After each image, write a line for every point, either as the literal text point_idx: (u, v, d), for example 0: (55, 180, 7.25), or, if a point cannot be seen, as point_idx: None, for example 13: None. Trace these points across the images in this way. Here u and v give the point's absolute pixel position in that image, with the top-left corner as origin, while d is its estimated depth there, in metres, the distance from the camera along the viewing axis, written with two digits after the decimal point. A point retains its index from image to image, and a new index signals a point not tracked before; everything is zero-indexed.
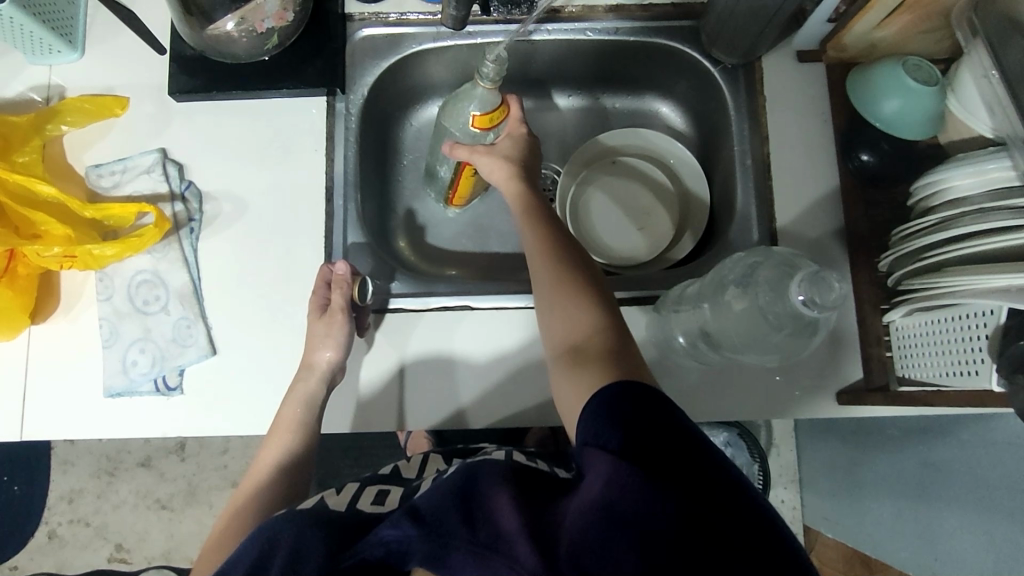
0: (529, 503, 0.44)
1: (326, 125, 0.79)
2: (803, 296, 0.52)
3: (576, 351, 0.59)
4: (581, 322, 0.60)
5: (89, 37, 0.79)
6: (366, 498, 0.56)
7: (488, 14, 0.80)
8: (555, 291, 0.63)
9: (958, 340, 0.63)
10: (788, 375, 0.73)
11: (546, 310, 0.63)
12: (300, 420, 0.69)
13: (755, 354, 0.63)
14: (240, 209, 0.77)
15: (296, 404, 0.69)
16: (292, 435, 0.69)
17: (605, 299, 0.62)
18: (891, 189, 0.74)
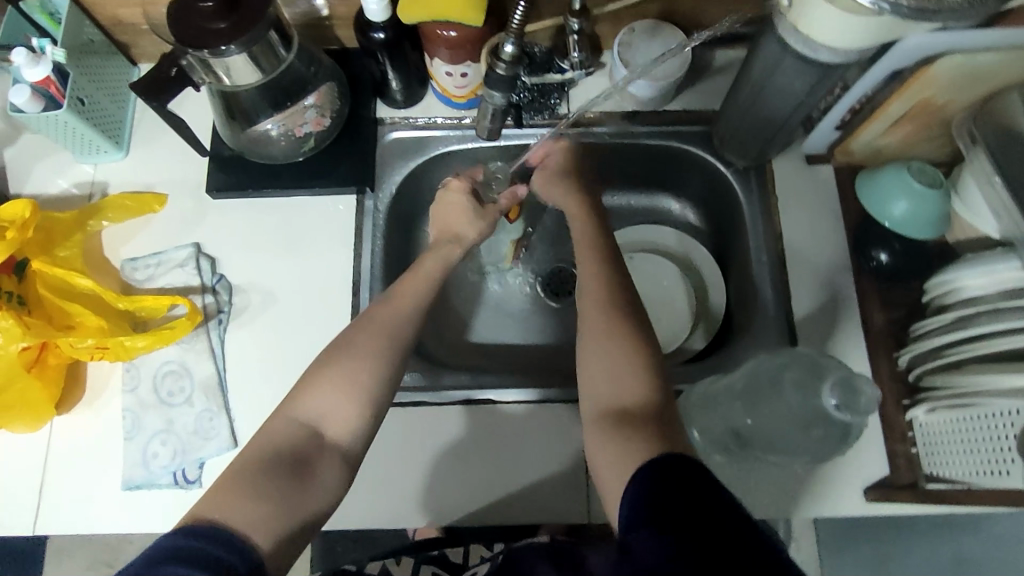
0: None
1: (355, 221, 0.82)
2: (836, 401, 0.54)
3: (620, 414, 0.57)
4: (627, 382, 0.59)
5: (134, 138, 0.84)
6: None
7: (521, 125, 0.84)
8: (604, 333, 0.62)
9: (986, 441, 0.63)
10: (814, 473, 0.72)
11: (592, 365, 0.61)
12: (394, 328, 0.65)
13: (784, 453, 0.63)
14: (268, 302, 0.79)
15: (398, 310, 0.66)
16: (428, 284, 0.70)
17: (653, 360, 0.61)
18: (906, 286, 0.76)
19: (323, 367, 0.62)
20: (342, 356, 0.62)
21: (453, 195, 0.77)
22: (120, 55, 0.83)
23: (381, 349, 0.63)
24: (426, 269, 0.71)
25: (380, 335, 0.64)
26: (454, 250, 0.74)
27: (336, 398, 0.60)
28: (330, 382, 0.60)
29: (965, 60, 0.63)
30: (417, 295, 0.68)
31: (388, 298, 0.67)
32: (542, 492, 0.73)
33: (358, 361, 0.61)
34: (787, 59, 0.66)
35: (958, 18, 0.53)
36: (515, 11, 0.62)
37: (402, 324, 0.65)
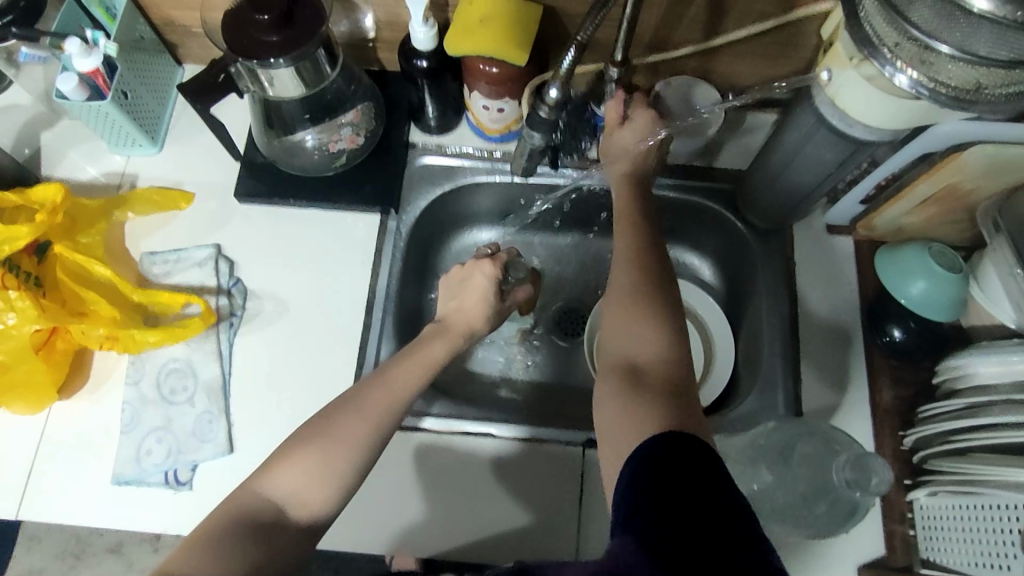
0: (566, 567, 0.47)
1: (375, 241, 0.83)
2: (848, 478, 0.54)
3: (632, 370, 0.58)
4: (643, 340, 0.60)
5: (169, 134, 0.85)
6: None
7: (556, 169, 0.86)
8: (632, 294, 0.63)
9: (988, 532, 0.61)
10: (810, 546, 0.71)
11: (614, 329, 0.62)
12: (383, 418, 0.61)
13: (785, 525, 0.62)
14: (281, 312, 0.79)
15: (394, 395, 0.62)
16: (427, 373, 0.66)
17: (668, 312, 0.62)
18: (916, 365, 0.76)
19: (296, 445, 0.58)
20: (334, 432, 0.59)
21: (481, 278, 0.74)
22: (166, 53, 0.85)
23: (358, 441, 0.59)
24: (431, 359, 0.67)
25: (365, 426, 0.60)
26: (449, 348, 0.69)
27: (306, 477, 0.57)
28: (299, 464, 0.57)
29: (995, 151, 0.64)
30: (412, 386, 0.64)
31: (376, 379, 0.64)
32: (532, 535, 0.72)
33: (343, 443, 0.58)
34: (820, 131, 0.67)
35: (995, 111, 0.54)
36: (563, 56, 0.64)
37: (390, 412, 0.61)
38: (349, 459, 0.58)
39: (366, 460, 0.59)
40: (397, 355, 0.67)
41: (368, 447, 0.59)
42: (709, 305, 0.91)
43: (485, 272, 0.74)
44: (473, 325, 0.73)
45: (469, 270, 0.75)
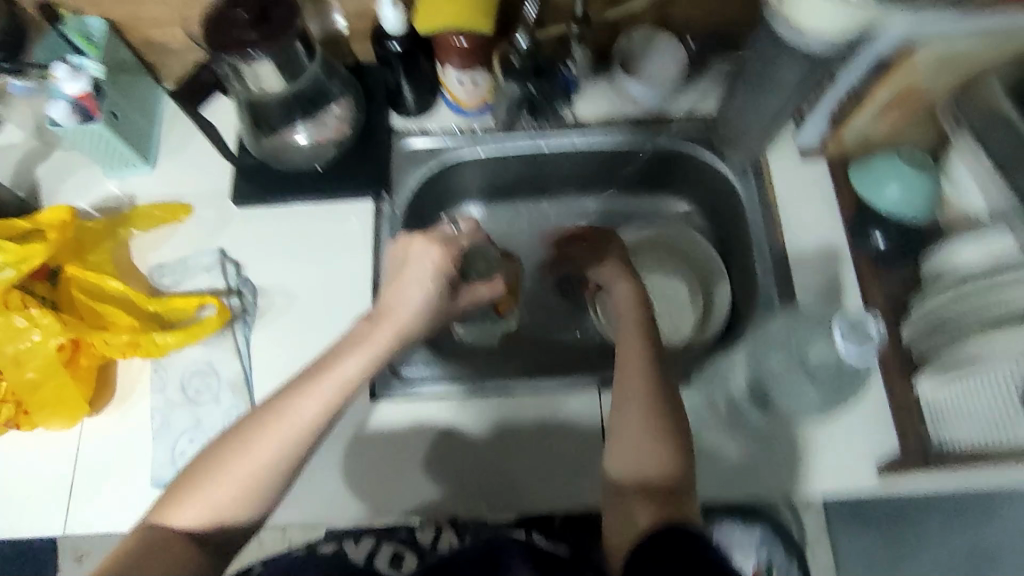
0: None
1: (372, 224, 0.86)
2: (842, 335, 0.58)
3: (650, 490, 0.62)
4: (654, 459, 0.63)
5: (161, 151, 0.88)
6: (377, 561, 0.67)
7: (523, 125, 0.89)
8: (640, 431, 0.64)
9: (992, 401, 0.68)
10: (829, 450, 0.73)
11: (626, 439, 0.64)
12: (290, 437, 0.62)
13: (811, 395, 0.69)
14: (292, 303, 0.82)
15: (302, 416, 0.63)
16: (341, 389, 0.64)
17: (675, 424, 0.64)
18: (903, 266, 0.79)
19: (200, 474, 0.61)
20: (227, 456, 0.61)
21: (415, 267, 0.71)
22: (148, 74, 0.88)
23: (253, 474, 0.61)
24: (343, 375, 0.65)
25: (252, 459, 0.61)
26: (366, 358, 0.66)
27: (202, 509, 0.60)
28: (195, 494, 0.60)
29: (945, 45, 0.68)
30: (315, 413, 0.63)
31: (277, 406, 0.63)
32: (561, 479, 0.75)
33: (241, 469, 0.61)
34: (778, 51, 0.71)
35: None
36: None
37: (294, 438, 0.62)
38: (245, 490, 0.61)
39: (268, 490, 0.62)
40: (304, 376, 0.65)
41: (266, 478, 0.61)
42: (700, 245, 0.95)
43: (412, 273, 0.71)
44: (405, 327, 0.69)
45: (408, 256, 0.71)
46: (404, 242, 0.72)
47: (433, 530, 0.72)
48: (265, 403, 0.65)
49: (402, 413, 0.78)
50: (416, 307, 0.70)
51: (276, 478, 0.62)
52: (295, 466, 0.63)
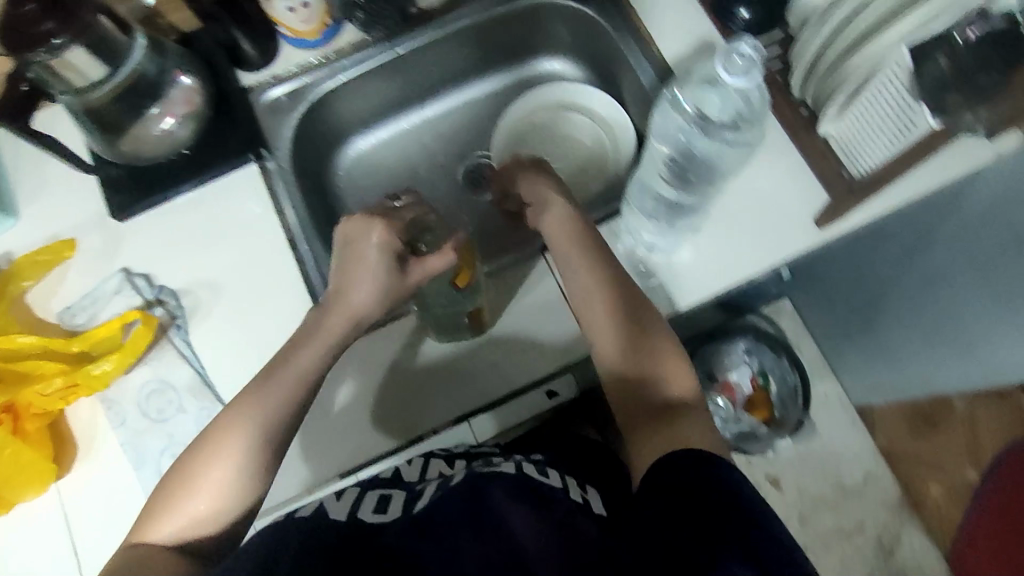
0: (540, 521, 0.55)
1: (266, 187, 0.82)
2: (725, 69, 0.63)
3: (632, 381, 0.65)
4: (630, 351, 0.66)
5: (17, 197, 0.81)
6: (369, 504, 0.63)
7: (369, 36, 0.86)
8: (606, 322, 0.68)
9: (887, 112, 0.67)
10: (764, 222, 0.78)
11: (597, 334, 0.68)
12: (263, 433, 0.63)
13: (740, 147, 0.76)
14: (218, 292, 0.78)
15: (273, 407, 0.64)
16: (303, 380, 0.66)
17: (637, 314, 0.68)
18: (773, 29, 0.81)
19: (185, 482, 0.61)
20: (199, 468, 0.62)
21: (368, 255, 0.66)
22: None
23: (238, 468, 0.62)
24: (303, 366, 0.66)
25: (231, 455, 0.62)
26: (325, 348, 0.68)
27: (184, 518, 0.60)
28: (180, 504, 0.61)
29: None
30: (286, 403, 0.65)
31: (247, 398, 0.64)
32: (544, 345, 0.78)
33: (210, 475, 0.61)
34: None
35: None
36: None
37: (274, 426, 0.64)
38: (230, 489, 0.61)
39: (254, 485, 0.62)
40: (269, 373, 0.66)
41: (249, 468, 0.62)
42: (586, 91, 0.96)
43: (361, 263, 0.67)
44: (355, 313, 0.68)
45: (353, 242, 0.67)
46: (348, 221, 0.68)
47: (421, 457, 0.74)
48: (231, 401, 0.65)
49: (376, 346, 0.78)
50: (359, 300, 0.68)
51: (264, 471, 0.63)
52: (276, 456, 0.64)
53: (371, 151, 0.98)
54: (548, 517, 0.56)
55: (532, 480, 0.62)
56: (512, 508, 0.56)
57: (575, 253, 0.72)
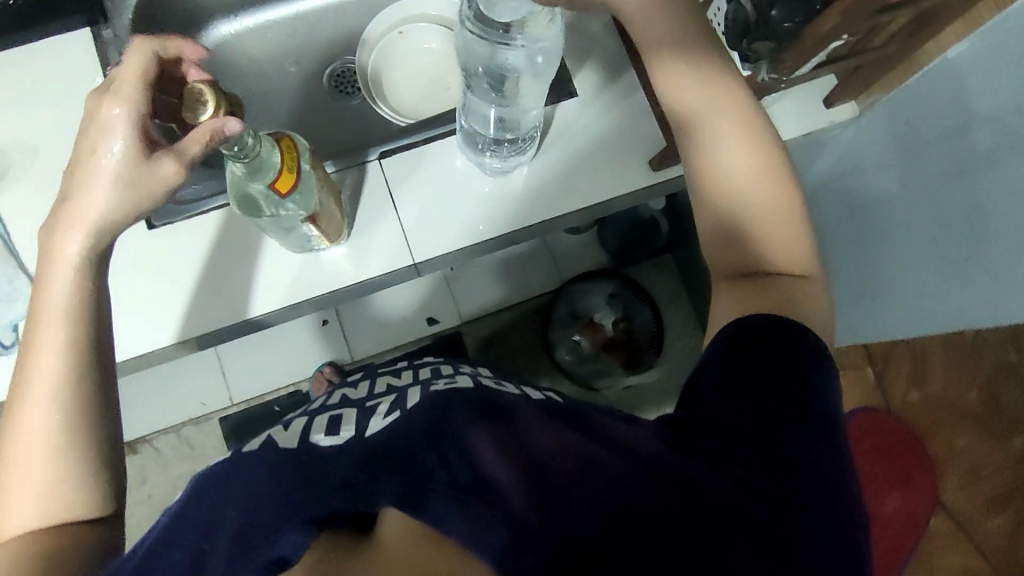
0: (508, 438, 0.47)
1: (97, 54, 0.78)
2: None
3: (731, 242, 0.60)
4: (736, 207, 0.59)
5: None
6: (320, 428, 0.58)
7: None
8: (724, 170, 0.59)
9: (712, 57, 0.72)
10: (604, 156, 0.81)
11: (706, 184, 0.61)
12: (52, 384, 0.56)
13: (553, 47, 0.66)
14: (33, 157, 0.75)
15: (51, 361, 0.57)
16: (60, 318, 0.58)
17: (756, 157, 0.59)
18: None
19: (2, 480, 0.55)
20: (21, 446, 0.56)
21: (110, 147, 0.58)
22: None
23: (54, 438, 0.56)
24: (58, 298, 0.58)
25: (36, 434, 0.56)
26: (73, 266, 0.59)
27: (33, 498, 0.54)
28: (10, 495, 0.55)
29: None
30: (71, 347, 0.58)
31: (30, 377, 0.57)
32: (377, 252, 0.80)
33: (31, 451, 0.55)
34: None
35: None
36: None
37: (62, 386, 0.57)
38: (57, 451, 0.55)
39: (82, 446, 0.57)
40: (34, 328, 0.57)
41: (69, 437, 0.56)
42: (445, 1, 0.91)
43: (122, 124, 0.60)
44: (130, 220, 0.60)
45: (98, 133, 0.58)
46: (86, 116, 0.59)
47: (367, 380, 0.74)
48: (18, 366, 0.58)
49: (208, 233, 0.78)
50: (116, 211, 0.59)
51: (84, 422, 0.57)
52: (88, 407, 0.58)
53: (232, 39, 0.94)
54: (513, 429, 0.48)
55: (485, 391, 0.53)
56: (477, 427, 0.47)
57: (716, 116, 0.60)
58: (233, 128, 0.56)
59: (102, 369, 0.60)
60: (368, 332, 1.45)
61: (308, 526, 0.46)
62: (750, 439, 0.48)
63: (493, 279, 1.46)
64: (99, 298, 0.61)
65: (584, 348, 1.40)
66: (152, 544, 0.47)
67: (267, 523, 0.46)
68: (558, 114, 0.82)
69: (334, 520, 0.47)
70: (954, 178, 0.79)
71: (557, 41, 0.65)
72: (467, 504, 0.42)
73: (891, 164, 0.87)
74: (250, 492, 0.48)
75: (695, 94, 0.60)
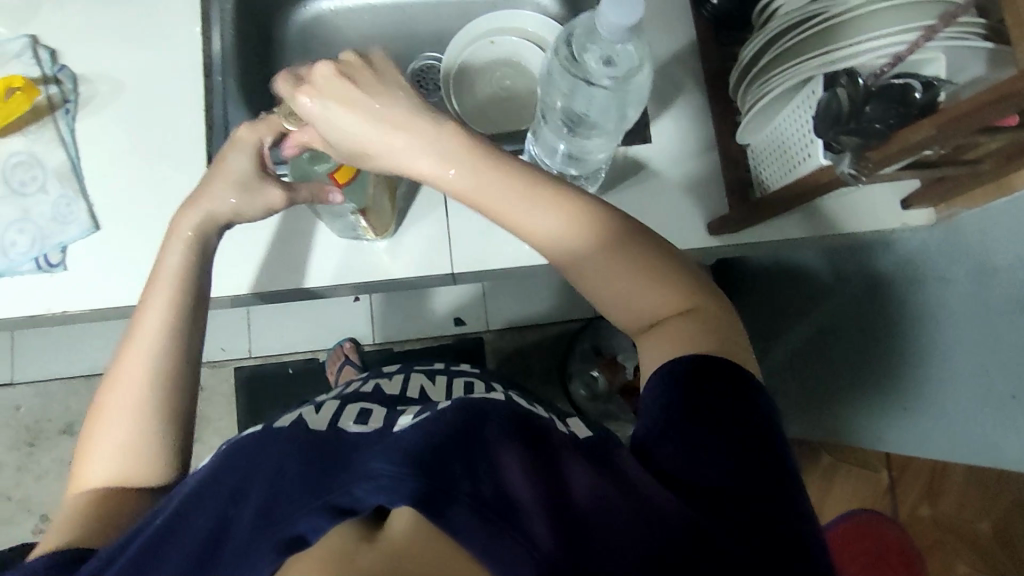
0: (537, 465, 0.44)
1: (199, 6, 0.82)
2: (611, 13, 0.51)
3: (642, 303, 0.56)
4: (606, 275, 0.57)
5: None
6: (350, 417, 0.58)
7: None
8: (585, 256, 0.57)
9: (796, 136, 0.67)
10: (662, 210, 0.81)
11: (592, 280, 0.57)
12: (147, 348, 0.60)
13: (638, 87, 0.65)
14: (118, 90, 0.78)
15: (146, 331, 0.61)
16: (176, 286, 0.62)
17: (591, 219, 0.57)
18: (741, 29, 0.81)
19: (91, 431, 0.59)
20: (108, 403, 0.59)
21: (235, 158, 0.65)
22: None
23: (144, 403, 0.59)
24: (172, 267, 0.63)
25: (128, 391, 0.59)
26: (186, 243, 0.64)
27: (115, 456, 0.58)
28: (99, 449, 0.58)
29: None
30: (173, 314, 0.61)
31: (131, 339, 0.61)
32: (419, 253, 0.80)
33: (118, 408, 0.59)
34: None
35: None
36: None
37: (159, 353, 0.60)
38: (140, 412, 0.59)
39: (166, 415, 0.60)
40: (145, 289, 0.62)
41: (155, 403, 0.59)
42: (541, 21, 0.90)
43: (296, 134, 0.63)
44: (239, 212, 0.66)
45: (230, 143, 0.66)
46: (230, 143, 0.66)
47: (403, 373, 0.76)
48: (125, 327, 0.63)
49: None
50: (231, 209, 0.65)
51: (171, 391, 0.60)
52: (181, 379, 0.61)
53: (328, 15, 0.95)
54: (544, 461, 0.45)
55: (515, 412, 0.51)
56: (506, 452, 0.44)
57: (539, 224, 0.57)
58: (334, 200, 0.67)
59: (195, 343, 0.63)
60: (394, 319, 1.47)
61: (330, 511, 0.41)
62: (764, 494, 0.46)
63: (528, 295, 1.48)
64: (206, 274, 0.65)
65: (598, 386, 1.36)
66: (183, 509, 0.50)
67: (289, 504, 0.43)
68: (629, 157, 0.81)
69: (354, 512, 0.41)
70: (1013, 314, 0.76)
71: (640, 79, 0.64)
72: (490, 523, 0.39)
73: (953, 279, 0.84)
74: (276, 475, 0.47)
75: (556, 225, 0.56)
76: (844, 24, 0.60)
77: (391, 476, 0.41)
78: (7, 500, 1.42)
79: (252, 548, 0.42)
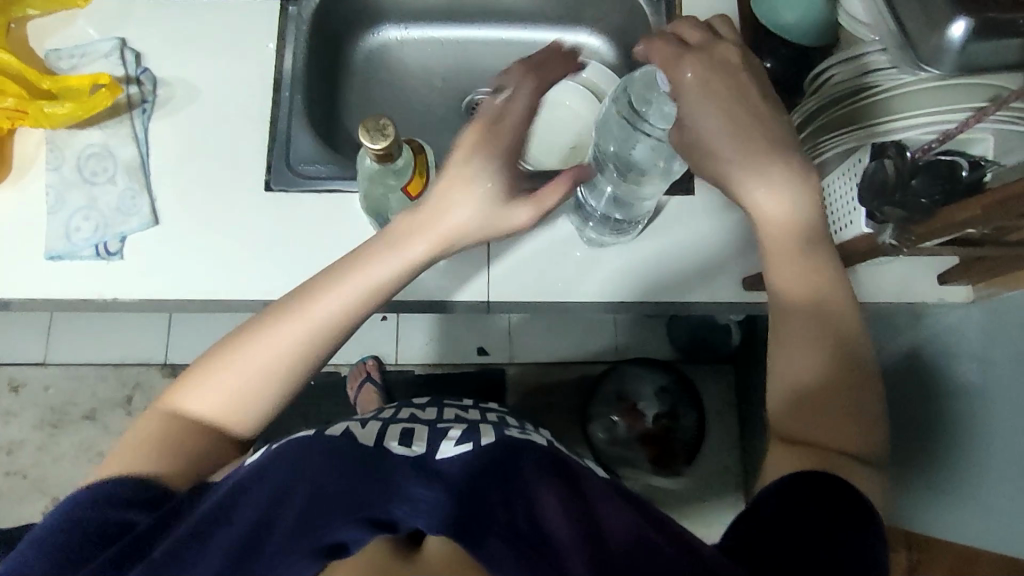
0: (576, 502, 0.46)
1: (278, 26, 0.87)
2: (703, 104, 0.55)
3: (800, 398, 0.56)
4: (808, 360, 0.57)
5: None
6: (393, 437, 0.54)
7: None
8: (800, 332, 0.58)
9: (843, 203, 0.70)
10: (700, 262, 0.82)
11: (789, 353, 0.58)
12: (314, 325, 0.59)
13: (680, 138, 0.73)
14: (192, 96, 0.83)
15: (324, 311, 0.60)
16: (366, 294, 0.60)
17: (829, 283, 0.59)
18: (791, 95, 0.84)
19: (212, 359, 0.59)
20: (242, 344, 0.59)
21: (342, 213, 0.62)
22: None
23: (274, 365, 0.59)
24: (379, 277, 0.61)
25: (272, 349, 0.59)
26: (390, 265, 0.61)
27: (221, 394, 0.58)
28: (214, 378, 0.59)
29: None
30: (348, 309, 0.60)
31: (306, 298, 0.60)
32: (456, 278, 0.81)
33: (252, 355, 0.58)
34: None
35: None
36: None
37: (316, 334, 0.59)
38: (272, 371, 0.59)
39: (282, 386, 0.60)
40: (342, 272, 0.60)
41: (279, 372, 0.59)
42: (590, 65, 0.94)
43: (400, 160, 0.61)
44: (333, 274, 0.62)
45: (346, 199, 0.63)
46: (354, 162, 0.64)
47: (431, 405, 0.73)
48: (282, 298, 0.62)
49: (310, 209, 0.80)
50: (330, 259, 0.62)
51: (297, 367, 0.60)
52: (309, 362, 0.60)
53: (394, 45, 1.00)
54: (585, 500, 0.46)
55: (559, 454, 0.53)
56: (546, 489, 0.46)
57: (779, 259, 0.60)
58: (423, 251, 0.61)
59: (337, 338, 0.61)
60: (419, 341, 1.48)
61: (366, 523, 0.44)
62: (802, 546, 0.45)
63: (553, 333, 1.49)
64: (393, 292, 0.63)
65: (619, 431, 1.37)
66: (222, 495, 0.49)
67: (330, 510, 0.45)
68: (670, 207, 0.82)
69: (392, 528, 0.45)
70: None
71: None
72: (525, 554, 0.41)
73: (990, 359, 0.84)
74: (317, 479, 0.48)
75: (791, 285, 0.59)
76: (891, 97, 0.63)
77: (429, 500, 0.45)
78: (24, 478, 1.45)
79: (293, 550, 0.43)
